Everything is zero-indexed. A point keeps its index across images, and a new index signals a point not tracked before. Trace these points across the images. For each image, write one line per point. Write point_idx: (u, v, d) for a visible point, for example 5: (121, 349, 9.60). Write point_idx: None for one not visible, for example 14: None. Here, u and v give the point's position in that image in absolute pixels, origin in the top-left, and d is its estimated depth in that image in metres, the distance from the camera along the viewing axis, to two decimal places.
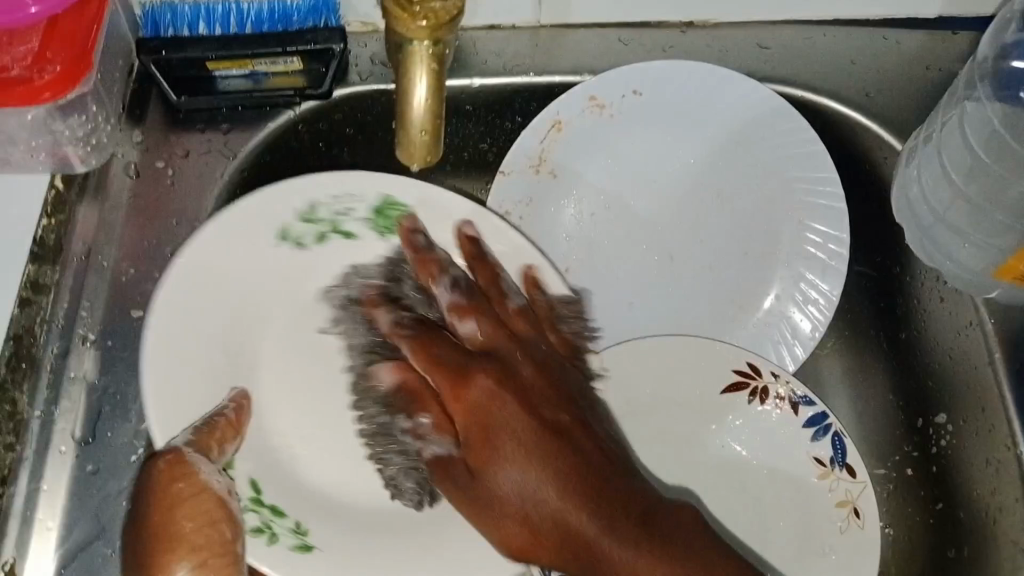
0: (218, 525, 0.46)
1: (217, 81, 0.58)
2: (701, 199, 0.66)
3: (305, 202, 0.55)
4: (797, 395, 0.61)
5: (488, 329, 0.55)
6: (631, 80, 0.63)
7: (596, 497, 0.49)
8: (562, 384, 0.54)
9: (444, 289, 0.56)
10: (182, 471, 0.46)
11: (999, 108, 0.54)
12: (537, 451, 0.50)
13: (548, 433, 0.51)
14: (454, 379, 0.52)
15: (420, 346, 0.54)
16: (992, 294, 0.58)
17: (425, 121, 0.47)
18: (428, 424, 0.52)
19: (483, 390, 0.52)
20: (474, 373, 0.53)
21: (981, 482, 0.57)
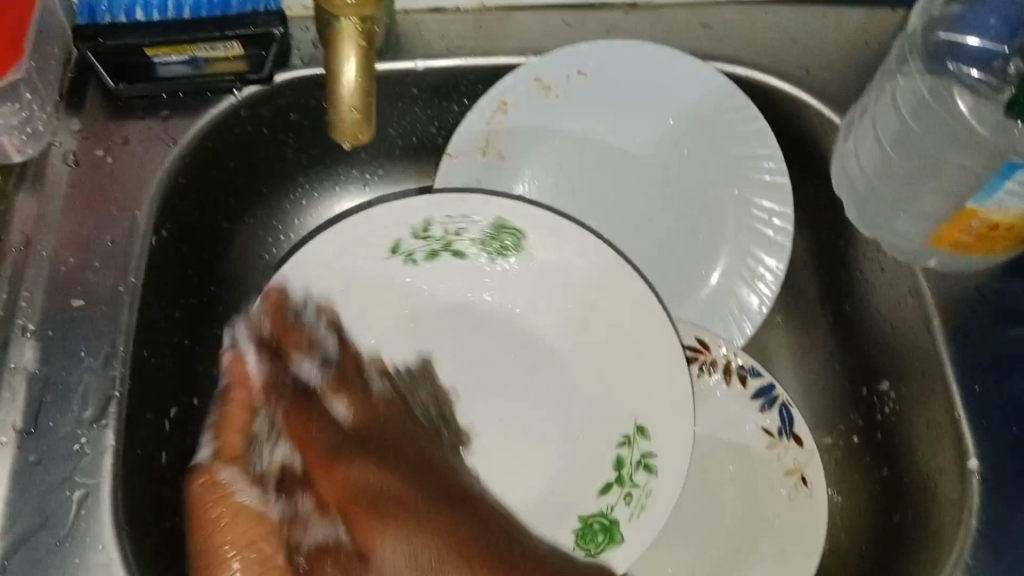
0: (258, 544, 0.51)
1: (157, 67, 0.59)
2: (648, 179, 0.67)
3: (420, 221, 0.58)
4: (746, 367, 0.63)
5: (358, 411, 0.59)
6: (576, 61, 0.63)
7: (466, 555, 0.52)
8: (432, 485, 0.56)
9: (312, 364, 0.59)
10: (216, 492, 0.54)
11: (929, 80, 0.54)
12: (417, 520, 0.53)
13: (434, 512, 0.54)
14: (324, 460, 0.55)
15: (295, 428, 0.56)
16: (932, 262, 0.57)
17: (356, 98, 0.45)
18: (310, 509, 0.53)
19: (318, 488, 0.54)
20: (345, 462, 0.55)
21: (925, 448, 0.57)
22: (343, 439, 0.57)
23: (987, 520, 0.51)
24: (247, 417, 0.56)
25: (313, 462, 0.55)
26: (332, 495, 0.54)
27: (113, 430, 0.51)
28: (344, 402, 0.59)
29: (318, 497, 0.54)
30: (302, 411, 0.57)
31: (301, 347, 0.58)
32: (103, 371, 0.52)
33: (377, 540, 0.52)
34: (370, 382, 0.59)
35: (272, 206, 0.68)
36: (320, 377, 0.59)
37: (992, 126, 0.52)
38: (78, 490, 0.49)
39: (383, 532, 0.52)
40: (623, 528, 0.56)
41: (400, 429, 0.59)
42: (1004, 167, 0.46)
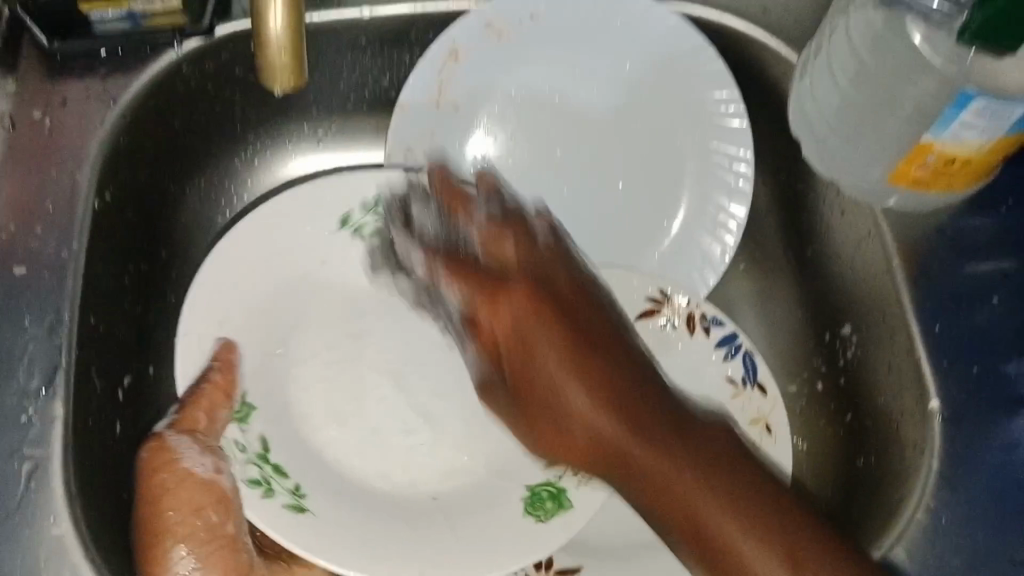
0: (206, 512, 0.48)
1: (94, 25, 0.56)
2: (605, 126, 0.65)
3: (372, 194, 0.58)
4: (708, 316, 0.62)
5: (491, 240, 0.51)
6: (528, 5, 0.61)
7: (627, 412, 0.46)
8: (596, 345, 0.48)
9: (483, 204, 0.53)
10: (164, 462, 0.49)
11: (882, 11, 0.52)
12: (607, 386, 0.46)
13: (615, 387, 0.47)
14: (489, 285, 0.49)
15: (453, 264, 0.51)
16: (891, 202, 0.57)
17: (284, 43, 0.44)
18: (477, 361, 0.52)
19: (521, 296, 0.48)
20: (516, 289, 0.48)
21: (886, 389, 0.56)
22: (527, 254, 0.50)
23: (948, 459, 0.51)
24: (224, 404, 0.52)
25: (478, 282, 0.49)
26: (495, 330, 0.49)
27: (61, 399, 0.50)
28: (490, 245, 0.50)
29: (488, 321, 0.49)
30: (455, 259, 0.51)
31: (459, 203, 0.53)
32: (48, 338, 0.51)
33: (562, 391, 0.47)
34: (529, 235, 0.51)
35: (223, 165, 0.67)
36: (480, 229, 0.51)
37: (947, 58, 0.49)
38: (26, 462, 0.48)
39: (537, 341, 0.47)
40: (572, 493, 0.54)
41: (551, 265, 0.50)
42: (957, 99, 0.45)
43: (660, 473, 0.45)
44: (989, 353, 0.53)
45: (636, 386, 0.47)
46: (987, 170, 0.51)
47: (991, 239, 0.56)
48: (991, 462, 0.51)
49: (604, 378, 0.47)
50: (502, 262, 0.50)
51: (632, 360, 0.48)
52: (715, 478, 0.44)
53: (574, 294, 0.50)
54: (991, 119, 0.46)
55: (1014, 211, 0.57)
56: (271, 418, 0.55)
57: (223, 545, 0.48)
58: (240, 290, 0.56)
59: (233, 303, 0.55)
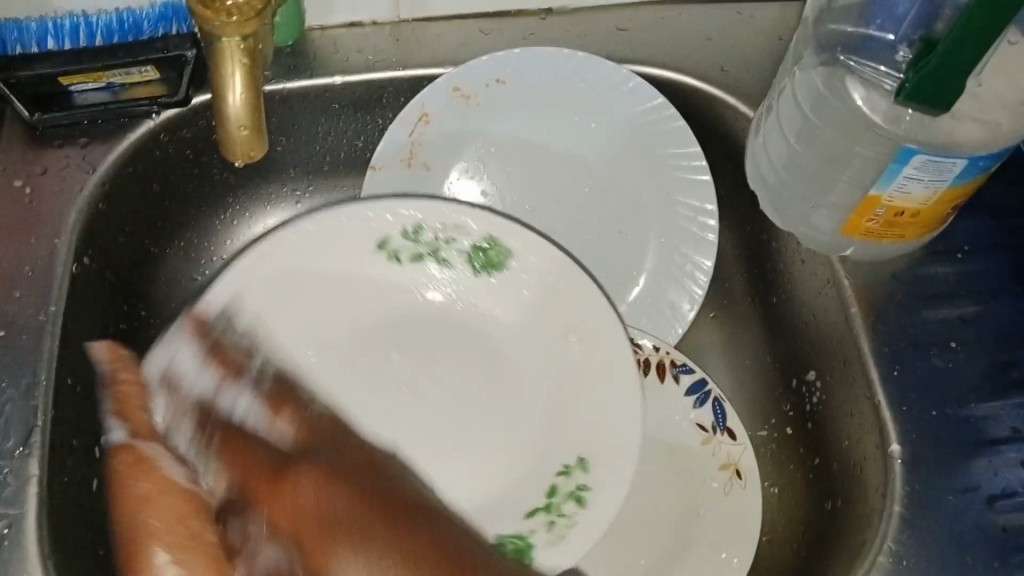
0: (187, 520, 0.52)
1: (74, 95, 0.59)
2: (575, 182, 0.67)
3: (414, 223, 0.59)
4: (678, 363, 0.64)
5: (301, 426, 0.57)
6: (493, 70, 0.63)
7: (434, 568, 0.52)
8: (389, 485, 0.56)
9: (246, 387, 0.58)
10: (133, 467, 0.54)
11: (824, 71, 0.55)
12: (382, 525, 0.53)
13: (366, 521, 0.53)
14: (269, 475, 0.55)
15: (234, 446, 0.56)
16: (848, 252, 0.58)
17: (244, 117, 0.47)
18: (260, 528, 0.53)
19: (307, 484, 0.54)
20: (302, 472, 0.55)
21: (850, 434, 0.57)
22: (346, 442, 0.58)
23: (908, 502, 0.52)
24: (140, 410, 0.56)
25: (256, 488, 0.54)
26: (286, 522, 0.53)
27: (37, 459, 0.51)
28: (285, 421, 0.57)
29: (271, 516, 0.53)
30: (235, 435, 0.57)
31: (231, 372, 0.57)
32: (25, 400, 0.52)
33: (330, 555, 0.52)
34: (313, 408, 0.58)
35: (201, 227, 0.68)
36: (257, 407, 0.58)
37: (885, 116, 0.51)
38: (2, 521, 0.49)
39: (297, 472, 0.55)
40: (575, 518, 0.56)
41: (348, 446, 0.58)
42: (900, 153, 0.47)
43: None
44: (951, 398, 0.55)
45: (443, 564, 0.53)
46: (938, 219, 0.53)
47: (950, 284, 0.58)
48: (952, 506, 0.52)
49: (383, 542, 0.53)
50: (303, 437, 0.57)
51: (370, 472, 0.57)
52: None
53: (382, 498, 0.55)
54: (934, 172, 0.47)
55: (970, 257, 0.59)
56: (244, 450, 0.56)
57: (211, 554, 0.51)
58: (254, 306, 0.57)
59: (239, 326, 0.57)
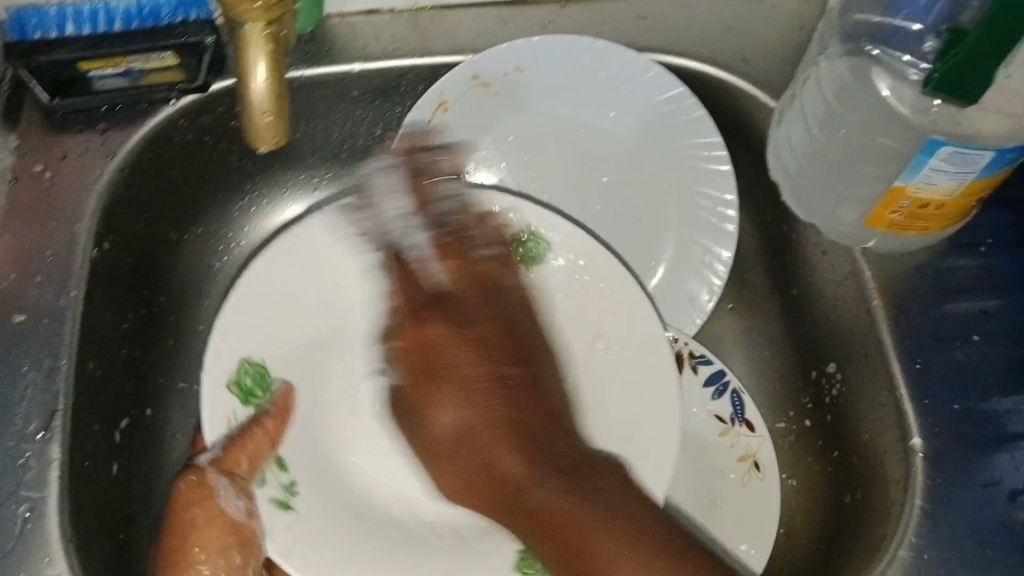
0: (229, 553, 0.52)
1: (93, 80, 0.59)
2: (594, 170, 0.67)
3: None
4: (696, 354, 0.64)
5: (454, 274, 0.54)
6: (513, 56, 0.63)
7: (540, 454, 0.52)
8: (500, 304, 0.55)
9: (426, 226, 0.55)
10: (199, 495, 0.52)
11: (848, 61, 0.54)
12: (524, 421, 0.52)
13: (488, 375, 0.53)
14: (415, 310, 0.55)
15: (404, 277, 0.56)
16: (871, 243, 0.58)
17: (268, 103, 0.46)
18: (398, 381, 0.56)
19: (441, 331, 0.54)
20: (430, 320, 0.54)
21: (870, 427, 0.57)
22: (478, 290, 0.54)
23: (929, 497, 0.51)
24: (268, 448, 0.54)
25: (405, 337, 0.55)
26: (407, 349, 0.55)
27: (58, 443, 0.51)
28: (449, 266, 0.54)
29: (428, 362, 0.54)
30: (400, 266, 0.56)
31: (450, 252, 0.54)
32: (47, 384, 0.52)
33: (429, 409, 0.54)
34: (481, 255, 0.55)
35: (220, 215, 0.68)
36: (429, 243, 0.55)
37: (912, 105, 0.51)
38: (24, 505, 0.49)
39: (473, 330, 0.53)
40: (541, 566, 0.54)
41: (475, 305, 0.54)
42: (927, 145, 0.46)
43: (498, 463, 0.51)
44: (973, 392, 0.54)
45: (568, 458, 0.52)
46: (963, 212, 0.53)
47: (972, 278, 0.57)
48: (973, 499, 0.51)
49: (518, 425, 0.52)
50: (461, 283, 0.55)
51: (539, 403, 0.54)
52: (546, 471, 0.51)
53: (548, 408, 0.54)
54: (960, 164, 0.47)
55: (993, 249, 0.58)
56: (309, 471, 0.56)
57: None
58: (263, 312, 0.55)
59: (257, 339, 0.55)
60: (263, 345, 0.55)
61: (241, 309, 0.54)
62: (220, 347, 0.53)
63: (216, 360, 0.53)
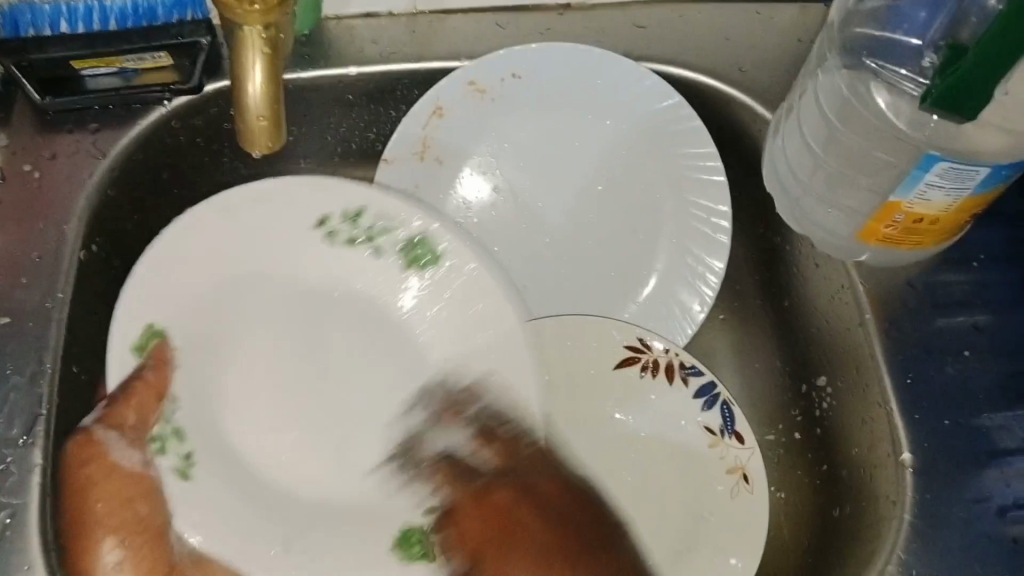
0: (134, 504, 0.50)
1: (86, 79, 0.58)
2: (588, 179, 0.66)
3: (357, 205, 0.56)
4: (687, 365, 0.62)
5: (457, 493, 0.56)
6: (510, 63, 0.63)
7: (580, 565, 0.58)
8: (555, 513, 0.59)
9: (434, 448, 0.57)
10: (89, 454, 0.50)
11: (847, 75, 0.54)
12: (523, 525, 0.57)
13: (555, 551, 0.57)
14: (468, 489, 0.57)
15: (449, 476, 0.56)
16: (864, 257, 0.58)
17: (263, 108, 0.46)
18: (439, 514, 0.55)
19: (506, 485, 0.57)
20: (501, 485, 0.57)
21: (861, 441, 0.57)
22: (526, 465, 0.58)
23: (918, 513, 0.51)
24: (157, 404, 0.52)
25: (463, 503, 0.56)
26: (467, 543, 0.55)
27: (40, 449, 0.51)
28: (494, 450, 0.56)
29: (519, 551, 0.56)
30: (456, 475, 0.57)
31: (451, 410, 0.57)
32: (30, 388, 0.52)
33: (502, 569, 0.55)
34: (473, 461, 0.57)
35: None
36: (454, 435, 0.56)
37: (909, 120, 0.52)
38: (4, 510, 0.49)
39: (530, 527, 0.57)
40: None
41: (520, 499, 0.58)
42: (922, 160, 0.46)
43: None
44: (964, 407, 0.54)
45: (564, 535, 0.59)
46: (953, 228, 0.52)
47: (964, 293, 0.57)
48: (960, 515, 0.51)
49: (547, 547, 0.57)
50: (500, 467, 0.57)
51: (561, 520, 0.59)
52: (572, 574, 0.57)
53: (566, 489, 0.61)
54: (955, 180, 0.47)
55: (986, 265, 0.58)
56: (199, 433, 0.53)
57: (150, 538, 0.50)
58: (180, 274, 0.53)
59: (169, 306, 0.53)
60: (171, 312, 0.53)
61: (161, 275, 0.53)
62: (128, 307, 0.52)
63: (123, 324, 0.51)
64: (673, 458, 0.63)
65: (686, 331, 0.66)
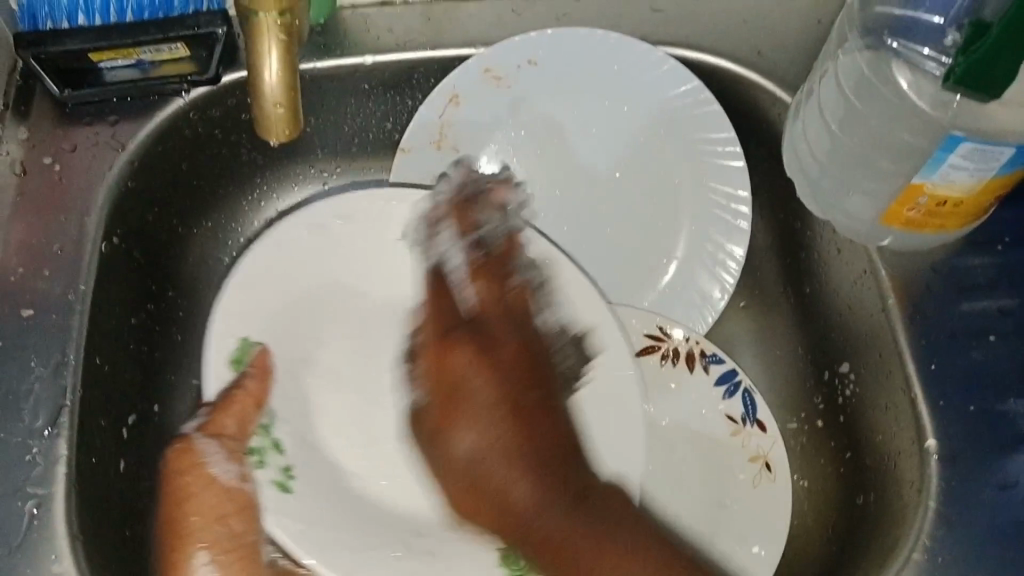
0: (226, 520, 0.50)
1: (104, 72, 0.58)
2: (607, 166, 0.66)
3: (445, 214, 0.58)
4: (708, 353, 0.63)
5: (486, 295, 0.54)
6: (526, 50, 0.63)
7: (549, 467, 0.48)
8: (558, 407, 0.51)
9: (458, 241, 0.56)
10: (190, 464, 0.51)
11: (869, 55, 0.54)
12: (519, 417, 0.48)
13: (509, 397, 0.49)
14: (443, 321, 0.55)
15: (438, 293, 0.56)
16: (885, 241, 0.57)
17: (279, 94, 0.47)
18: (421, 396, 0.54)
19: (463, 356, 0.50)
20: (461, 340, 0.52)
21: (884, 428, 0.57)
22: (505, 319, 0.53)
23: (945, 499, 0.51)
24: (253, 413, 0.52)
25: (432, 348, 0.54)
26: (434, 379, 0.52)
27: (64, 440, 0.51)
28: (479, 287, 0.54)
29: (451, 393, 0.50)
30: (437, 283, 0.56)
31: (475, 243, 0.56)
32: (54, 379, 0.52)
33: (454, 430, 0.49)
34: (508, 278, 0.54)
35: (229, 208, 0.68)
36: (458, 250, 0.56)
37: (931, 101, 0.51)
38: (31, 501, 0.49)
39: (465, 351, 0.51)
40: None
41: (506, 330, 0.52)
42: (946, 141, 0.46)
43: (501, 488, 0.47)
44: (989, 392, 0.53)
45: (560, 446, 0.49)
46: (980, 210, 0.52)
47: (988, 277, 0.57)
48: (987, 502, 0.51)
49: (511, 395, 0.49)
50: (491, 305, 0.53)
51: (523, 341, 0.52)
52: (579, 510, 0.48)
53: (542, 366, 0.52)
54: (980, 160, 0.46)
55: (1011, 248, 0.57)
56: (299, 446, 0.55)
57: (244, 554, 0.51)
58: (271, 290, 0.55)
59: (263, 321, 0.55)
60: (267, 331, 0.55)
61: (255, 285, 0.55)
62: (223, 326, 0.53)
63: (219, 338, 0.53)
64: (695, 446, 0.62)
65: (707, 318, 0.66)
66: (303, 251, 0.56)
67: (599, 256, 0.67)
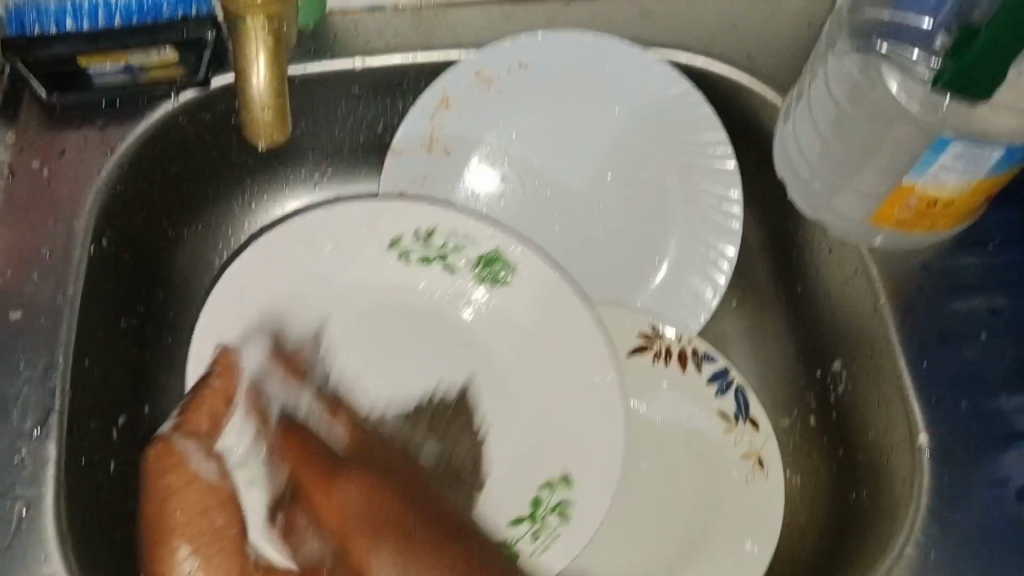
0: (210, 514, 0.50)
1: (93, 77, 0.58)
2: (599, 167, 0.66)
3: (427, 225, 0.60)
4: (700, 352, 0.63)
5: (350, 431, 0.58)
6: (517, 53, 0.62)
7: (460, 565, 0.52)
8: (427, 512, 0.55)
9: (307, 394, 0.58)
10: (171, 463, 0.51)
11: (857, 60, 0.54)
12: (410, 540, 0.52)
13: (395, 526, 0.52)
14: (320, 473, 0.54)
15: (297, 450, 0.55)
16: (877, 241, 0.57)
17: (267, 99, 0.46)
18: (305, 522, 0.53)
19: (355, 491, 0.54)
20: (348, 479, 0.54)
21: (876, 425, 0.57)
22: (385, 449, 0.58)
23: (936, 496, 0.51)
24: (225, 410, 0.54)
25: (309, 477, 0.54)
26: (331, 520, 0.52)
27: (54, 442, 0.50)
28: (342, 424, 0.58)
29: (321, 515, 0.53)
30: (294, 435, 0.56)
31: (298, 373, 0.58)
32: (43, 382, 0.52)
33: (347, 542, 0.52)
34: (360, 408, 0.59)
35: (220, 212, 0.68)
36: (316, 401, 0.58)
37: (923, 104, 0.50)
38: (19, 503, 0.49)
39: (348, 474, 0.55)
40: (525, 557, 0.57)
41: (401, 460, 0.58)
42: (935, 141, 0.46)
43: None
44: (979, 391, 0.54)
45: (451, 551, 0.52)
46: (970, 210, 0.52)
47: (979, 276, 0.57)
48: (978, 500, 0.51)
49: (406, 530, 0.52)
50: (356, 440, 0.58)
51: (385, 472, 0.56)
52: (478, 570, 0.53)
53: (390, 477, 0.56)
54: (969, 160, 0.46)
55: (1002, 248, 0.57)
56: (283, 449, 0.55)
57: (226, 546, 0.49)
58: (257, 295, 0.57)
59: (245, 325, 0.57)
60: (238, 327, 0.57)
61: (239, 291, 0.57)
62: (203, 323, 0.56)
63: (200, 340, 0.56)
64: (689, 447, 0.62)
65: (700, 318, 0.66)
66: (288, 258, 0.58)
67: (591, 256, 0.67)
